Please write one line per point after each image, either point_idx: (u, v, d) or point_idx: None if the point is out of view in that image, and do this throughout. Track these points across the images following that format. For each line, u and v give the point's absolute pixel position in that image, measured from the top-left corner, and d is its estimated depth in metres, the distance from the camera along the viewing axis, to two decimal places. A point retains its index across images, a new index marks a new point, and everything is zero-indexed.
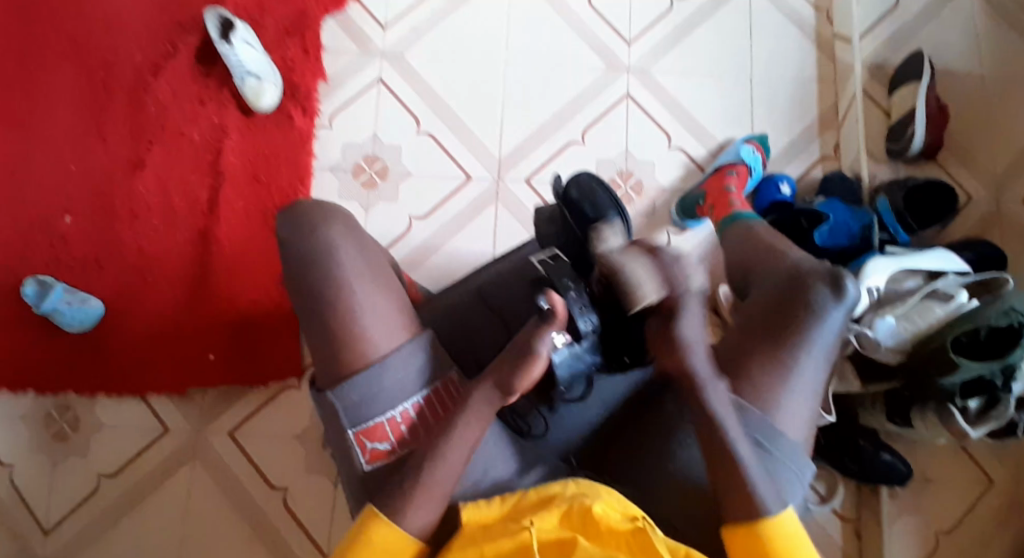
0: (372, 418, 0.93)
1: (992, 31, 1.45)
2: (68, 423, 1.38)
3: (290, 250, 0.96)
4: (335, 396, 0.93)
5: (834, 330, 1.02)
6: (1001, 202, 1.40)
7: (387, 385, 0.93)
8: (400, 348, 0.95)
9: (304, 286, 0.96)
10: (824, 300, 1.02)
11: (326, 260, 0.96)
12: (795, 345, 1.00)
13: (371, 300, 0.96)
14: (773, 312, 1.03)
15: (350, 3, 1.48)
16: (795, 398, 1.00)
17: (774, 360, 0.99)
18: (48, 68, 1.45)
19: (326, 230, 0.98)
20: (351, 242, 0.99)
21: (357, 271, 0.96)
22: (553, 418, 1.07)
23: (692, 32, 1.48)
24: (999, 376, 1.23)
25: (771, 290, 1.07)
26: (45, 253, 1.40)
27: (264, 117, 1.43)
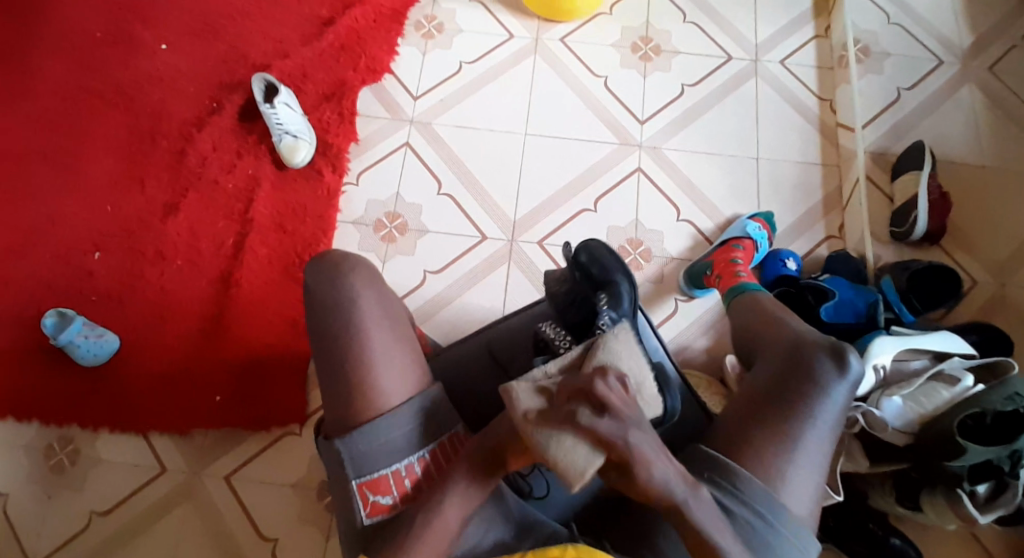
0: (376, 471, 0.95)
1: (991, 126, 1.52)
2: (68, 456, 1.40)
3: (314, 297, 0.99)
4: (342, 444, 0.95)
5: (839, 404, 1.00)
6: (1006, 286, 1.42)
7: (393, 438, 0.95)
8: (412, 399, 0.98)
9: (319, 326, 0.99)
10: (827, 374, 1.01)
11: (346, 309, 0.99)
12: (797, 417, 0.99)
13: (388, 353, 0.98)
14: (775, 385, 1.02)
15: (385, 75, 1.60)
16: (799, 471, 0.98)
17: (776, 433, 0.99)
18: (102, 118, 1.57)
19: (347, 279, 1.00)
20: (374, 294, 1.01)
21: (374, 322, 0.99)
22: (553, 478, 1.08)
23: (702, 114, 1.57)
24: (1005, 462, 1.17)
25: (774, 363, 1.05)
26: (73, 287, 1.47)
27: (295, 171, 1.53)
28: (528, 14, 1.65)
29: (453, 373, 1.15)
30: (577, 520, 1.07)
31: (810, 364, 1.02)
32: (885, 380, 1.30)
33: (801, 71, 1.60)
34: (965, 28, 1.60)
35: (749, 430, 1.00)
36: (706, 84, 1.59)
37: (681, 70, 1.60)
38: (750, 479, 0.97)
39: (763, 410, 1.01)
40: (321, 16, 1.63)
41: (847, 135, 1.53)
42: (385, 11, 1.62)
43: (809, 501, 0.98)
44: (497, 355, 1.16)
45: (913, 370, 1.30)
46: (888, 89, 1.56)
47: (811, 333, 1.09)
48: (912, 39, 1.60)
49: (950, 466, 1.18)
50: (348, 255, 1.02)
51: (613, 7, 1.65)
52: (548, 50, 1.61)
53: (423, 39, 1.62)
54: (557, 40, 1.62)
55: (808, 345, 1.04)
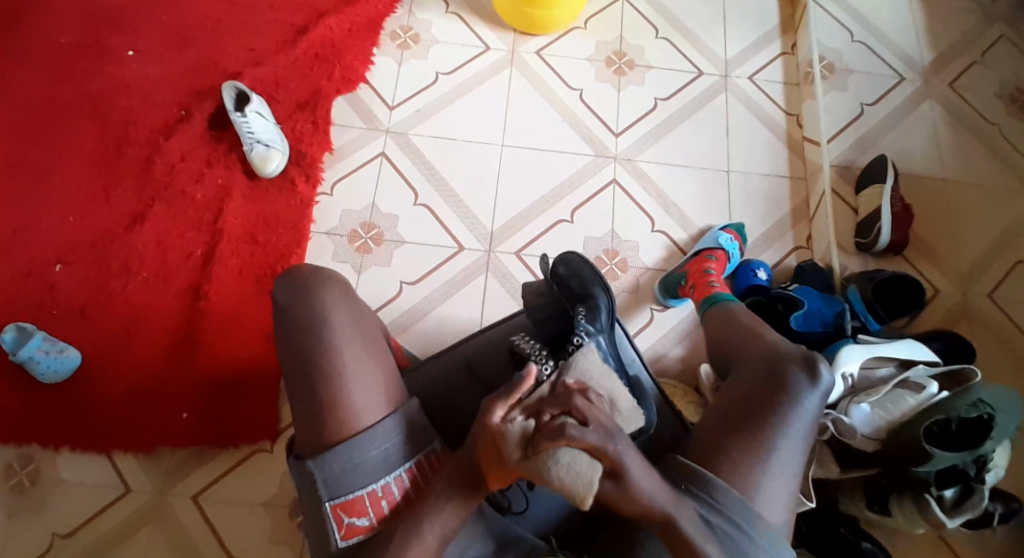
0: (351, 492, 0.93)
1: (950, 141, 1.58)
2: (27, 476, 1.34)
3: (288, 315, 0.98)
4: (317, 466, 0.93)
5: (811, 414, 1.01)
6: (966, 295, 1.47)
7: (371, 456, 0.94)
8: (388, 417, 0.96)
9: (295, 342, 0.98)
10: (800, 384, 1.02)
11: (319, 326, 0.98)
12: (772, 426, 0.99)
13: (361, 369, 0.97)
14: (750, 396, 1.02)
15: (360, 84, 1.59)
16: (774, 480, 0.98)
17: (752, 441, 0.99)
18: (63, 124, 1.52)
19: (321, 295, 1.00)
20: (347, 310, 1.01)
21: (349, 338, 0.98)
22: (534, 493, 1.06)
23: (674, 127, 1.59)
24: (971, 466, 1.20)
25: (749, 375, 1.06)
26: (32, 299, 1.41)
27: (268, 181, 1.50)
28: (504, 26, 1.65)
29: (434, 390, 1.13)
30: (561, 538, 1.05)
31: (783, 376, 1.03)
32: (854, 388, 1.32)
33: (769, 87, 1.64)
34: (924, 47, 1.66)
35: (726, 439, 1.00)
36: (678, 97, 1.62)
37: (654, 84, 1.62)
38: (727, 489, 0.96)
39: (739, 421, 1.00)
40: (295, 24, 1.61)
41: (814, 149, 1.57)
42: (360, 21, 1.62)
43: (782, 509, 0.99)
44: (475, 369, 1.14)
45: (880, 378, 1.32)
46: (852, 104, 1.62)
47: (783, 345, 1.10)
48: (874, 57, 1.66)
49: (916, 470, 1.21)
50: (321, 271, 1.01)
51: (587, 21, 1.67)
52: (524, 62, 1.62)
53: (398, 49, 1.62)
54: (533, 52, 1.63)
55: (783, 360, 1.05)
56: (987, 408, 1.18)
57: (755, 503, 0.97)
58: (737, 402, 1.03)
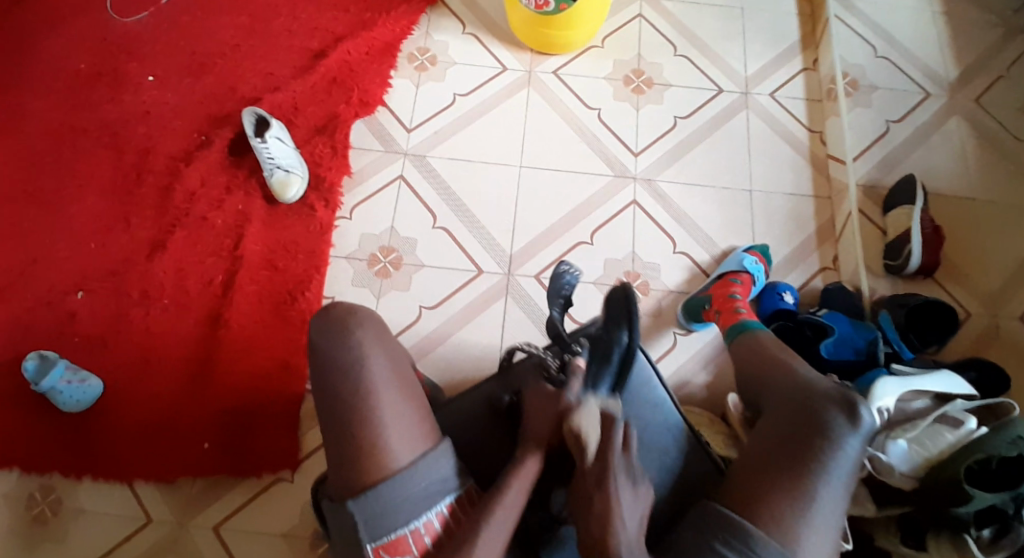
0: (394, 531, 0.95)
1: (979, 158, 1.55)
2: (49, 506, 1.34)
3: (326, 353, 1.01)
4: (357, 507, 0.94)
5: (852, 458, 1.01)
6: (999, 319, 1.44)
7: (411, 495, 0.96)
8: (424, 456, 0.98)
9: (331, 383, 1.00)
10: (839, 426, 1.01)
11: (356, 367, 1.00)
12: (813, 471, 0.99)
13: (396, 410, 0.99)
14: (790, 440, 1.02)
15: (378, 107, 1.58)
16: (817, 525, 0.97)
17: (793, 487, 0.98)
18: (83, 152, 1.52)
19: (357, 335, 1.01)
20: (383, 348, 1.03)
21: (384, 379, 1.00)
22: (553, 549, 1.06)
23: (694, 147, 1.57)
24: (1010, 505, 1.17)
25: (786, 416, 1.06)
26: (54, 328, 1.41)
27: (287, 206, 1.50)
28: (521, 47, 1.64)
29: (454, 423, 1.12)
30: None
31: (820, 417, 1.03)
32: (889, 421, 1.29)
33: (791, 104, 1.62)
34: (949, 62, 1.63)
35: (767, 486, 0.99)
36: (699, 116, 1.60)
37: (673, 103, 1.60)
38: (766, 540, 0.95)
39: (780, 465, 1.00)
40: (313, 49, 1.60)
41: (838, 168, 1.55)
42: (377, 44, 1.61)
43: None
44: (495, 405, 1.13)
45: (915, 410, 1.30)
46: (877, 121, 1.59)
47: (817, 379, 1.10)
48: (898, 72, 1.63)
49: (955, 510, 1.16)
50: (357, 314, 1.03)
51: (605, 40, 1.65)
52: (541, 82, 1.61)
53: (416, 71, 1.61)
54: (550, 72, 1.62)
55: (820, 398, 1.05)
56: None
57: (798, 553, 0.96)
58: (776, 444, 1.03)
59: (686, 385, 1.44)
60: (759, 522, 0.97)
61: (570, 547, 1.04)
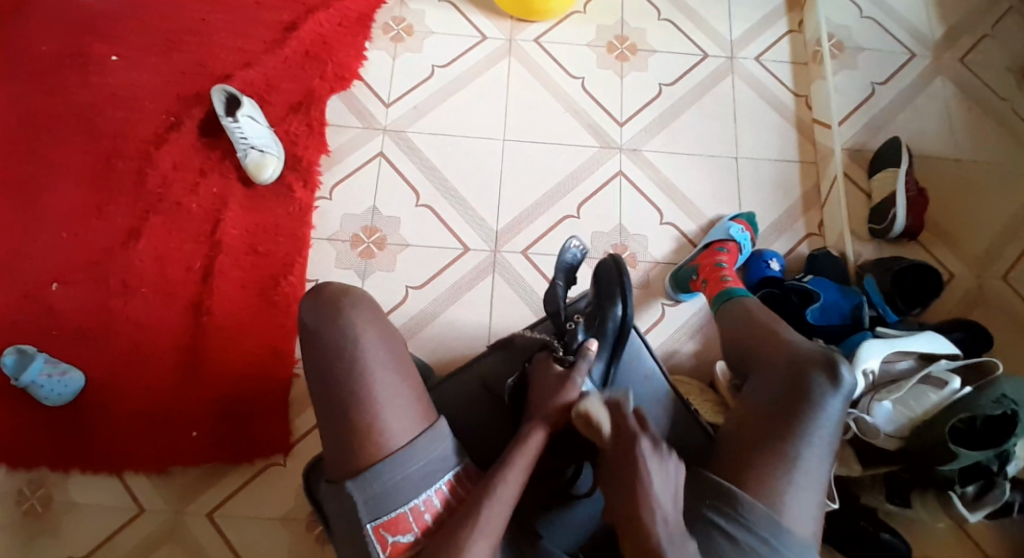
0: (394, 510, 0.97)
1: (964, 118, 1.54)
2: (40, 501, 1.33)
3: (320, 337, 1.01)
4: (357, 486, 0.96)
5: (835, 419, 1.04)
6: (981, 279, 1.45)
7: (410, 472, 0.98)
8: (423, 434, 1.00)
9: (324, 367, 1.01)
10: (823, 390, 1.05)
11: (350, 350, 1.00)
12: (798, 436, 1.02)
13: (393, 389, 1.01)
14: (775, 406, 1.05)
15: (355, 81, 1.53)
16: (801, 489, 1.01)
17: (779, 453, 1.02)
18: (48, 137, 1.46)
19: (349, 316, 1.02)
20: (376, 331, 1.04)
21: (378, 361, 1.01)
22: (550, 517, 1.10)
23: (679, 116, 1.54)
24: (994, 462, 1.22)
25: (772, 383, 1.08)
26: (30, 322, 1.37)
27: (265, 188, 1.45)
28: (500, 14, 1.59)
29: (452, 408, 1.14)
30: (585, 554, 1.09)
31: (806, 381, 1.06)
32: (874, 383, 1.30)
33: (776, 67, 1.59)
34: (934, 21, 1.61)
35: (753, 453, 1.03)
36: (684, 82, 1.56)
37: (658, 69, 1.57)
38: (753, 504, 0.99)
39: (765, 433, 1.03)
40: (283, 21, 1.54)
41: (824, 132, 1.53)
42: (351, 15, 1.55)
43: (810, 520, 1.02)
44: (491, 387, 1.16)
45: (899, 372, 1.31)
46: (862, 84, 1.57)
47: (802, 345, 1.12)
48: (883, 32, 1.61)
49: (941, 469, 1.22)
50: (350, 295, 1.04)
51: (586, 5, 1.60)
52: (522, 51, 1.56)
53: (392, 43, 1.55)
54: (531, 41, 1.57)
55: (804, 364, 1.07)
56: (1011, 404, 1.17)
57: (784, 518, 1.00)
58: (762, 410, 1.06)
59: (674, 355, 1.44)
60: (748, 488, 1.01)
61: (567, 515, 1.10)
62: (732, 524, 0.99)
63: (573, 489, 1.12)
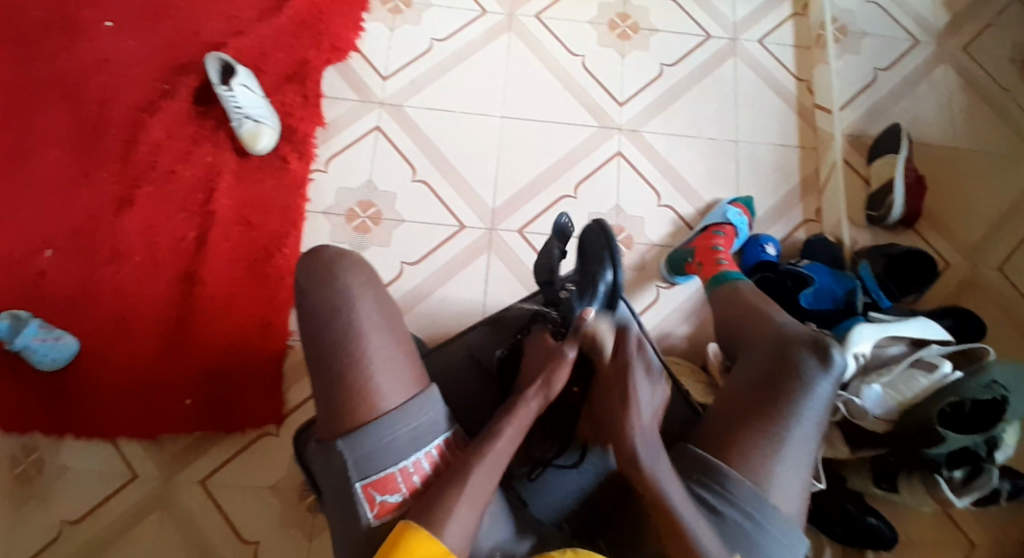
0: (382, 470, 0.97)
1: (965, 107, 1.53)
2: (30, 466, 1.32)
3: (313, 297, 1.01)
4: (347, 446, 0.96)
5: (823, 399, 1.05)
6: (976, 268, 1.46)
7: (400, 435, 0.97)
8: (415, 399, 1.00)
9: (315, 327, 1.00)
10: (812, 369, 1.06)
11: (343, 311, 1.00)
12: (786, 415, 1.04)
13: (386, 352, 1.00)
14: (764, 385, 1.06)
15: (352, 54, 1.51)
16: (787, 466, 1.03)
17: (766, 430, 1.03)
18: (38, 102, 1.44)
19: (343, 278, 1.02)
20: (370, 294, 1.03)
21: (372, 323, 1.01)
22: (538, 486, 1.12)
23: (678, 98, 1.53)
24: (982, 447, 1.24)
25: (761, 362, 1.10)
26: (18, 289, 1.36)
27: (259, 159, 1.44)
28: None
29: (439, 379, 1.17)
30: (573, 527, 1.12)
31: (795, 359, 1.07)
32: (865, 366, 1.34)
33: (778, 51, 1.58)
34: (939, 8, 1.60)
35: (739, 429, 1.04)
36: (685, 64, 1.55)
37: (659, 49, 1.55)
38: (739, 479, 1.01)
39: (753, 410, 1.05)
40: None
41: (825, 118, 1.52)
42: None
43: (795, 496, 1.03)
44: (479, 357, 1.18)
45: (891, 356, 1.34)
46: (864, 70, 1.56)
47: (793, 326, 1.13)
48: (887, 18, 1.59)
49: (928, 452, 1.25)
50: (345, 257, 1.03)
51: None
52: (523, 27, 1.54)
53: (390, 15, 1.53)
54: (532, 17, 1.55)
55: (794, 343, 1.09)
56: (1001, 389, 1.18)
57: (769, 494, 1.01)
58: (751, 388, 1.07)
59: (668, 336, 1.44)
60: (734, 463, 1.02)
61: (557, 483, 1.11)
62: (718, 498, 1.01)
63: (562, 459, 1.12)
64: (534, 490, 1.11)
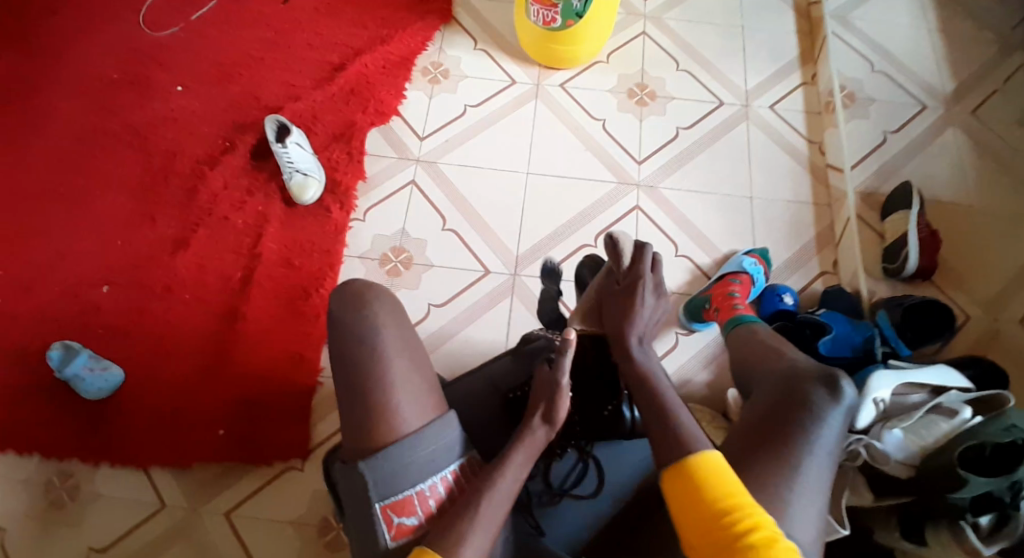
0: (401, 492, 1.00)
1: (978, 166, 1.58)
2: (66, 492, 1.38)
3: (342, 320, 1.07)
4: (368, 467, 0.99)
5: (835, 431, 1.06)
6: (998, 322, 1.46)
7: (418, 457, 1.01)
8: (432, 423, 1.03)
9: (344, 347, 1.06)
10: (822, 402, 1.07)
11: (368, 334, 1.06)
12: (798, 444, 1.04)
13: (406, 376, 1.05)
14: (774, 416, 1.07)
15: (394, 117, 1.66)
16: (804, 497, 1.01)
17: (779, 459, 1.02)
18: (112, 157, 1.60)
19: (369, 304, 1.08)
20: (394, 320, 1.09)
21: (395, 347, 1.06)
22: (550, 516, 1.11)
23: (695, 157, 1.62)
24: (1006, 493, 1.19)
25: (771, 396, 1.11)
26: (77, 320, 1.47)
27: (304, 208, 1.56)
28: (529, 62, 1.72)
29: (461, 407, 1.20)
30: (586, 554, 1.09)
31: (806, 393, 1.09)
32: (886, 413, 1.33)
33: (790, 116, 1.67)
34: (946, 76, 1.69)
35: (753, 458, 1.04)
36: (700, 127, 1.65)
37: (676, 114, 1.67)
38: (756, 508, 0.98)
39: (765, 440, 1.05)
40: (331, 62, 1.69)
41: (837, 175, 1.59)
42: (393, 58, 1.70)
43: (814, 530, 1.01)
44: (498, 387, 1.21)
45: (912, 403, 1.33)
46: (874, 132, 1.64)
47: (802, 362, 1.15)
48: (895, 85, 1.69)
49: (949, 497, 1.20)
50: (373, 286, 1.10)
51: (610, 56, 1.72)
52: (548, 95, 1.68)
53: (429, 84, 1.69)
54: (558, 86, 1.69)
55: (803, 377, 1.10)
56: (1020, 433, 1.17)
57: (786, 525, 0.99)
58: (762, 420, 1.08)
59: (688, 382, 1.47)
60: (749, 492, 1.01)
61: (570, 513, 1.11)
62: None
63: (578, 489, 1.13)
64: (547, 516, 1.11)
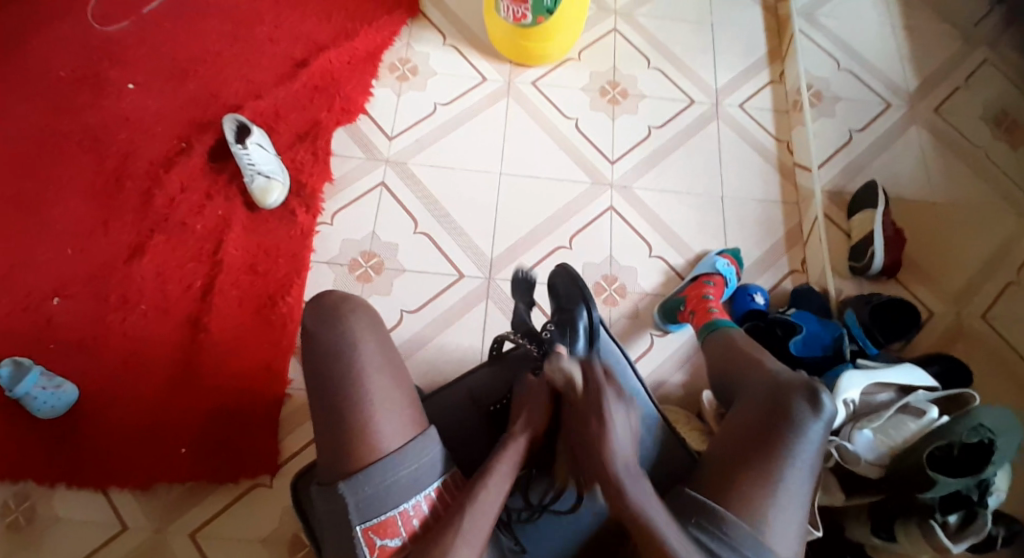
0: (382, 513, 0.97)
1: (939, 165, 1.62)
2: (22, 515, 1.32)
3: (320, 339, 1.04)
4: (349, 488, 0.97)
5: (816, 442, 1.06)
6: (960, 315, 1.50)
7: (401, 476, 0.99)
8: (414, 441, 1.01)
9: (322, 366, 1.03)
10: (804, 414, 1.07)
11: (347, 350, 1.03)
12: (780, 458, 1.04)
13: (387, 394, 1.02)
14: (758, 429, 1.07)
15: (361, 115, 1.60)
16: (783, 509, 1.03)
17: (761, 472, 1.03)
18: (59, 158, 1.52)
19: (347, 320, 1.05)
20: (373, 336, 1.06)
21: (376, 365, 1.03)
22: (540, 532, 1.11)
23: (666, 156, 1.62)
24: (974, 491, 1.21)
25: (754, 405, 1.11)
26: (29, 333, 1.40)
27: (269, 212, 1.51)
28: (500, 58, 1.68)
29: (443, 420, 1.17)
30: None
31: (789, 404, 1.09)
32: (855, 413, 1.36)
33: (759, 114, 1.68)
34: (910, 74, 1.71)
35: (735, 472, 1.05)
36: (672, 125, 1.65)
37: (647, 112, 1.65)
38: (736, 521, 1.01)
39: (749, 453, 1.05)
40: (293, 57, 1.63)
41: (805, 174, 1.61)
42: (359, 53, 1.64)
43: (791, 539, 1.03)
44: (480, 398, 1.19)
45: (881, 402, 1.36)
46: (840, 131, 1.66)
47: (783, 373, 1.16)
48: (860, 84, 1.71)
49: (923, 496, 1.22)
50: (351, 301, 1.07)
51: (581, 52, 1.70)
52: (519, 92, 1.65)
53: (397, 81, 1.64)
54: (529, 83, 1.66)
55: (786, 388, 1.10)
56: (988, 433, 1.19)
57: (765, 537, 1.01)
58: (745, 431, 1.08)
59: (663, 384, 1.47)
60: (731, 506, 1.02)
61: (553, 529, 1.11)
62: (717, 541, 1.00)
63: (557, 504, 1.11)
64: (536, 534, 1.11)
